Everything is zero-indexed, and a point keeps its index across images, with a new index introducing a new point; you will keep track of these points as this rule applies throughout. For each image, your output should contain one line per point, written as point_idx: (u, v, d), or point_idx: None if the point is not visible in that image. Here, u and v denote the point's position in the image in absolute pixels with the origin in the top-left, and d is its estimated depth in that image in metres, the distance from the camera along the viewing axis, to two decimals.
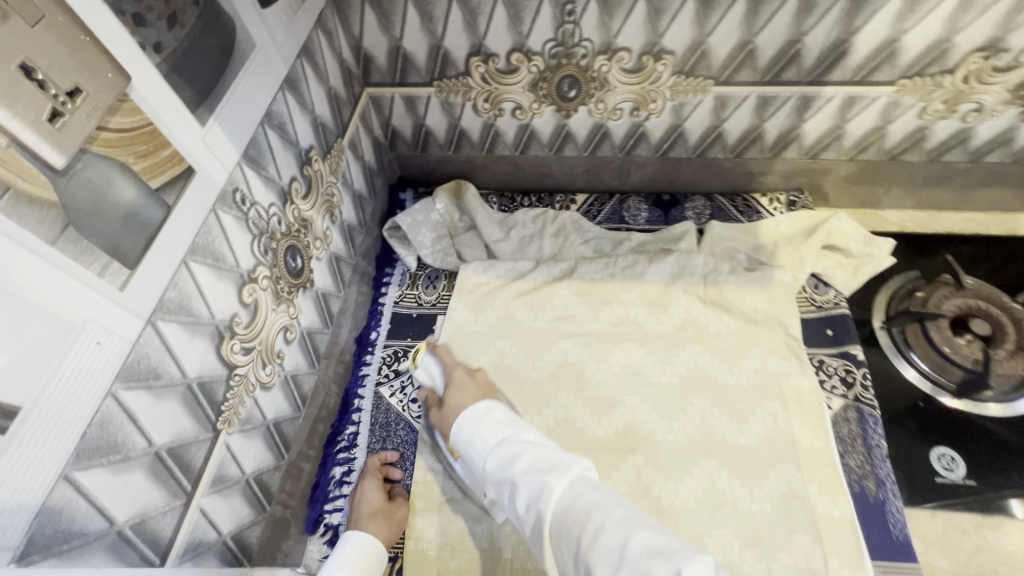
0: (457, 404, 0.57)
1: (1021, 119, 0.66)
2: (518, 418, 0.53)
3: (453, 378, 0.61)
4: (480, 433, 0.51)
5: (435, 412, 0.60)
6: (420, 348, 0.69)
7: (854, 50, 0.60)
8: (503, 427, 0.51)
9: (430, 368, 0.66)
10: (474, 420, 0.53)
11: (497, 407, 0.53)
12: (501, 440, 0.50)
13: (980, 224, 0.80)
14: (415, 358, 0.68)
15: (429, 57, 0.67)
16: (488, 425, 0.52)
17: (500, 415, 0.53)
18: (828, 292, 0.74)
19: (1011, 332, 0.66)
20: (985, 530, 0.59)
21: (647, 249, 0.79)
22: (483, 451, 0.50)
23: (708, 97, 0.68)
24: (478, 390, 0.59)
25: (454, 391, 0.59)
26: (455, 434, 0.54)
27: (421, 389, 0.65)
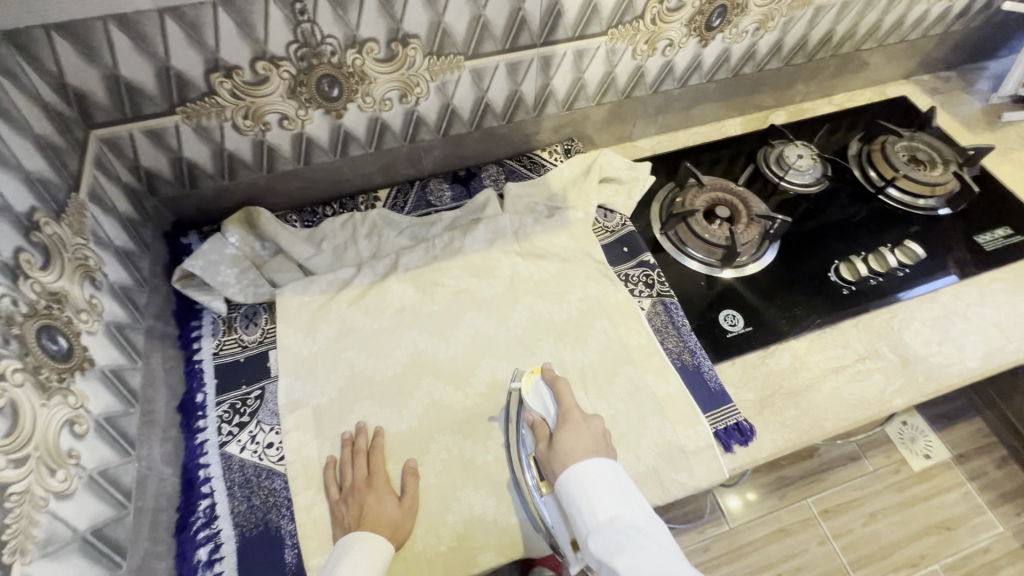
0: (569, 451, 0.57)
1: (700, 47, 0.83)
2: (634, 492, 0.55)
3: (569, 418, 0.61)
4: (594, 499, 0.53)
5: (543, 449, 0.60)
6: (536, 374, 0.66)
7: (566, 10, 0.70)
8: (620, 500, 0.53)
9: (544, 397, 0.64)
10: (585, 481, 0.55)
11: (613, 471, 0.55)
12: (614, 519, 0.52)
13: (704, 134, 1.00)
14: (528, 382, 0.66)
15: (159, 82, 0.60)
16: (602, 494, 0.54)
17: (611, 483, 0.54)
18: (613, 218, 0.85)
19: (743, 209, 0.84)
20: (768, 359, 0.75)
21: (459, 224, 0.83)
22: (591, 521, 0.52)
23: (465, 72, 0.73)
24: (594, 438, 0.59)
25: (569, 430, 0.59)
26: (564, 482, 0.56)
27: (527, 415, 0.63)
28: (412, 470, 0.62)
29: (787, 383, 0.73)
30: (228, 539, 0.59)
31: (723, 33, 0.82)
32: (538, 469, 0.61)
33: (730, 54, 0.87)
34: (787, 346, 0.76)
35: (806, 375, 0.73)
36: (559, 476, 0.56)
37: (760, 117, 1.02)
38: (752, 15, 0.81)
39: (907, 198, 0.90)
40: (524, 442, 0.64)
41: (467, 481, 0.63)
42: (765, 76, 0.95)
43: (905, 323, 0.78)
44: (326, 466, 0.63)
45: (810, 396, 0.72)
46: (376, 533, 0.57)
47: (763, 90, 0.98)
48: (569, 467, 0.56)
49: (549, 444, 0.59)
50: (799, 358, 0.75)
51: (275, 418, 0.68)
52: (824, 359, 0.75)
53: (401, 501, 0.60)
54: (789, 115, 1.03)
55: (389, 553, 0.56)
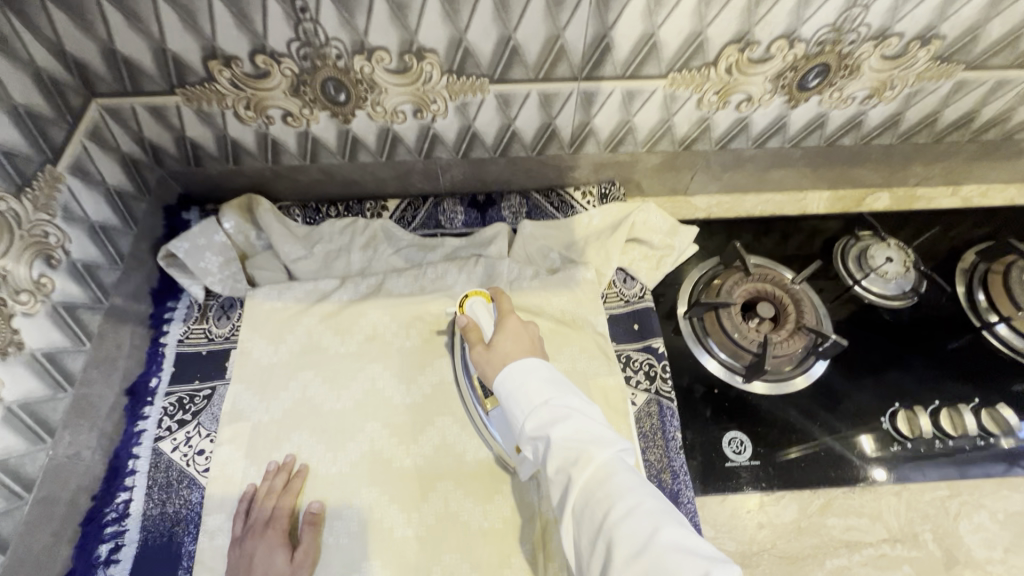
0: (506, 354, 0.54)
1: (788, 107, 0.68)
2: (564, 378, 0.51)
3: (505, 326, 0.58)
4: (528, 389, 0.50)
5: (478, 351, 0.57)
6: (473, 295, 0.64)
7: (616, 45, 0.58)
8: (550, 385, 0.50)
9: (480, 314, 0.62)
10: (518, 375, 0.51)
11: (546, 365, 0.52)
12: (549, 401, 0.48)
13: (777, 204, 0.84)
14: (465, 302, 0.64)
15: (156, 62, 0.57)
16: (535, 382, 0.50)
17: (543, 373, 0.51)
18: (633, 285, 0.74)
19: (792, 311, 0.69)
20: (768, 507, 0.61)
21: (459, 255, 0.76)
22: (526, 407, 0.49)
23: (489, 95, 0.64)
24: (529, 339, 0.56)
25: (504, 336, 0.56)
26: (501, 383, 0.51)
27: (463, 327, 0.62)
28: (312, 519, 0.58)
29: (782, 545, 0.59)
30: (130, 543, 0.58)
31: (822, 95, 0.66)
32: (479, 387, 0.64)
33: (828, 120, 0.70)
34: (798, 498, 0.62)
35: (811, 541, 0.59)
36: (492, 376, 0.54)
37: (855, 197, 0.84)
38: (864, 81, 0.64)
39: (1018, 341, 0.70)
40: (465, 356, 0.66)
41: (376, 554, 0.58)
42: (872, 152, 0.77)
43: (965, 511, 0.61)
44: (240, 500, 0.59)
45: (808, 570, 0.58)
46: None
47: (865, 166, 0.80)
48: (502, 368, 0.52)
49: (486, 347, 0.57)
50: (809, 516, 0.61)
51: (215, 424, 0.65)
52: (841, 526, 0.60)
53: (293, 555, 0.56)
54: (893, 201, 0.83)
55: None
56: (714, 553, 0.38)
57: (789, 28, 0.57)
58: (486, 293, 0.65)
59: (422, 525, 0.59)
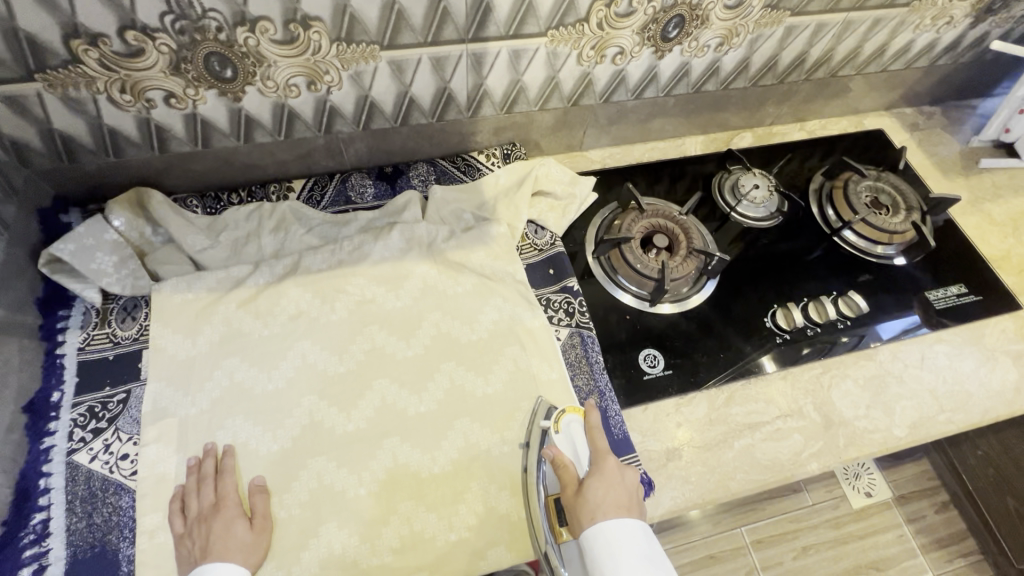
0: (598, 504, 0.54)
1: (656, 58, 0.76)
2: (661, 556, 0.51)
3: (603, 470, 0.57)
4: (622, 568, 0.49)
5: (569, 494, 0.56)
6: (571, 414, 0.63)
7: (496, 6, 0.62)
8: (648, 567, 0.49)
9: (575, 439, 0.62)
10: (614, 546, 0.51)
11: (645, 542, 0.51)
12: None
13: (662, 151, 0.93)
14: (559, 421, 0.63)
15: (8, 44, 0.53)
16: (630, 560, 0.50)
17: (640, 550, 0.51)
18: (544, 235, 0.79)
19: (683, 238, 0.78)
20: (683, 408, 0.70)
21: (375, 226, 0.77)
22: None
23: (382, 63, 0.65)
24: (628, 494, 0.55)
25: (600, 482, 0.56)
26: (590, 536, 0.52)
27: (550, 450, 0.60)
28: (260, 488, 0.59)
29: (698, 436, 0.68)
30: (57, 560, 0.54)
31: (682, 45, 0.75)
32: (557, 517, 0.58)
33: (690, 68, 0.80)
34: (707, 395, 0.71)
35: (720, 429, 0.69)
36: (582, 527, 0.53)
37: (725, 138, 0.96)
38: (713, 29, 0.74)
39: (864, 244, 0.84)
40: (547, 469, 0.62)
41: (330, 517, 0.59)
42: (732, 95, 0.88)
43: (835, 381, 0.73)
44: (174, 497, 0.58)
45: (720, 452, 0.67)
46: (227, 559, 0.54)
47: (728, 109, 0.91)
48: (596, 523, 0.52)
49: (576, 490, 0.56)
50: (717, 409, 0.70)
51: (136, 426, 0.62)
52: (743, 412, 0.70)
53: (253, 521, 0.57)
54: (755, 139, 0.96)
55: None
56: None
57: None
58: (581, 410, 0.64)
59: (373, 484, 0.61)
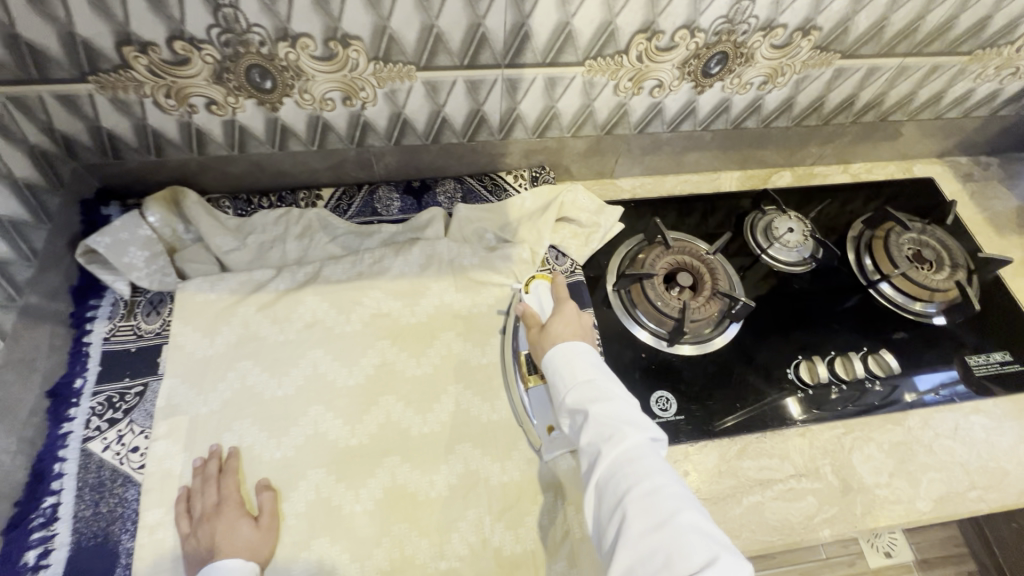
0: (557, 335, 0.62)
1: (695, 92, 0.74)
2: (605, 365, 0.60)
3: (562, 309, 0.65)
4: (574, 366, 0.58)
5: (534, 333, 0.65)
6: (539, 278, 0.72)
7: (535, 34, 0.62)
8: (595, 368, 0.58)
9: (542, 298, 0.70)
10: (567, 355, 0.59)
11: (591, 351, 0.60)
12: (593, 382, 0.57)
13: (694, 184, 0.91)
14: (528, 284, 0.71)
15: (65, 48, 0.55)
16: (580, 361, 0.59)
17: (589, 357, 0.59)
18: (565, 262, 0.78)
19: (708, 279, 0.76)
20: (692, 456, 0.67)
21: (397, 240, 0.77)
22: (571, 381, 0.57)
23: (417, 83, 0.66)
24: (581, 327, 0.64)
25: (560, 319, 0.64)
26: (550, 357, 0.60)
27: (521, 305, 0.68)
28: (266, 490, 0.60)
29: (705, 488, 0.65)
30: (61, 546, 0.56)
31: (723, 81, 0.73)
32: (526, 364, 0.69)
33: (731, 105, 0.78)
34: (718, 445, 0.68)
35: (729, 482, 0.66)
36: (546, 354, 0.62)
37: (762, 176, 0.93)
38: (758, 68, 0.71)
39: (901, 299, 0.80)
40: (520, 329, 0.71)
41: (326, 532, 0.59)
42: (773, 133, 0.85)
43: (857, 444, 0.69)
44: (178, 497, 0.59)
45: (727, 508, 0.64)
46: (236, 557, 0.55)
47: (767, 147, 0.89)
48: (554, 346, 0.61)
49: (540, 328, 0.64)
50: (727, 461, 0.67)
51: (149, 420, 0.64)
52: (755, 467, 0.67)
53: (260, 521, 0.58)
54: (794, 179, 0.93)
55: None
56: (723, 538, 0.46)
57: (689, 19, 0.63)
58: (548, 278, 0.73)
59: (369, 502, 0.61)
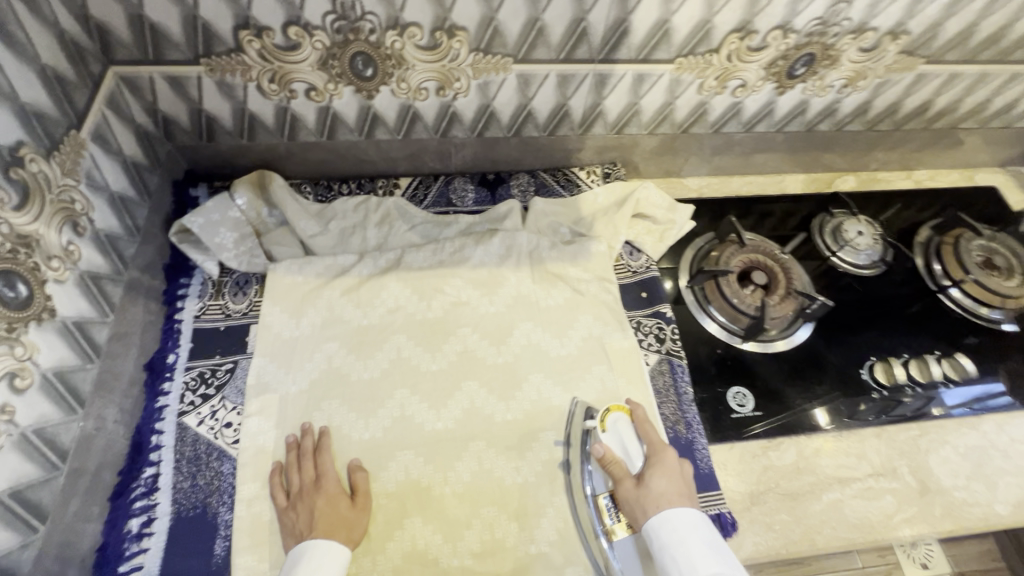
0: (661, 495, 0.55)
1: (776, 93, 0.75)
2: (724, 546, 0.52)
3: (660, 462, 0.57)
4: (691, 552, 0.50)
5: (629, 489, 0.56)
6: (614, 411, 0.61)
7: (633, 30, 0.63)
8: (714, 555, 0.50)
9: (624, 437, 0.60)
10: (679, 532, 0.52)
11: (704, 525, 0.52)
12: (715, 573, 0.49)
13: (759, 185, 0.92)
14: (605, 419, 0.61)
15: (185, 29, 0.57)
16: (697, 546, 0.50)
17: (705, 537, 0.51)
18: (640, 258, 0.79)
19: (782, 279, 0.76)
20: (770, 452, 0.68)
21: (474, 230, 0.78)
22: (690, 574, 0.49)
23: (511, 75, 0.67)
24: (683, 484, 0.56)
25: (660, 477, 0.56)
26: (658, 530, 0.52)
27: (601, 449, 0.58)
28: (360, 471, 0.60)
29: (785, 484, 0.66)
30: (163, 516, 0.57)
31: (805, 83, 0.74)
32: (608, 513, 0.58)
33: (808, 107, 0.78)
34: (796, 442, 0.69)
35: (809, 479, 0.66)
36: (649, 522, 0.53)
37: (826, 180, 0.93)
38: (841, 71, 0.72)
39: (969, 303, 0.80)
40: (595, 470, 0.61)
41: (418, 513, 0.60)
42: (843, 137, 0.86)
43: (934, 446, 0.70)
44: (273, 470, 0.60)
45: (807, 504, 0.64)
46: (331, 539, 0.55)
47: (835, 151, 0.89)
48: (661, 516, 0.53)
49: (636, 485, 0.56)
50: (805, 458, 0.68)
51: (240, 397, 0.65)
52: (833, 465, 0.68)
53: (354, 500, 0.58)
54: (858, 184, 0.93)
55: (348, 558, 0.55)
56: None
57: (785, 19, 0.64)
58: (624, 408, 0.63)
59: (457, 485, 0.62)
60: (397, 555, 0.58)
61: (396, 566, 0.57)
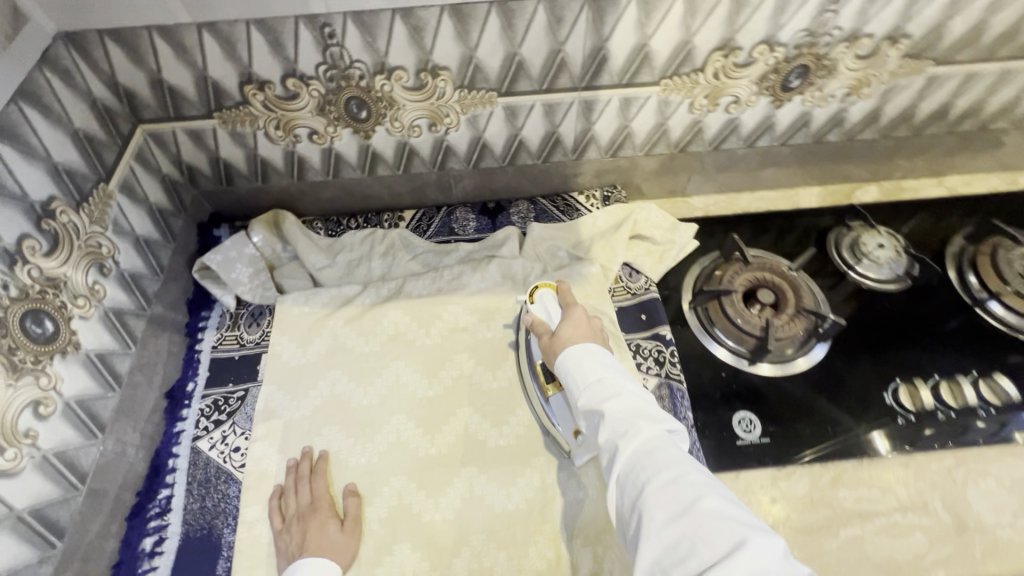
0: (568, 338, 0.57)
1: (774, 107, 0.73)
2: (624, 368, 0.53)
3: (572, 315, 0.60)
4: (585, 366, 0.52)
5: (545, 340, 0.60)
6: (543, 287, 0.66)
7: (612, 56, 0.64)
8: (608, 367, 0.52)
9: (548, 305, 0.64)
10: (580, 359, 0.53)
11: (603, 351, 0.54)
12: (604, 378, 0.51)
13: (771, 201, 0.89)
14: (533, 294, 0.66)
15: (198, 89, 0.63)
16: (591, 361, 0.52)
17: (605, 360, 0.53)
18: (639, 279, 0.78)
19: (791, 297, 0.73)
20: (781, 482, 0.64)
21: (473, 258, 0.80)
22: (583, 382, 0.51)
23: (497, 107, 0.69)
24: (592, 330, 0.58)
25: (569, 324, 0.59)
26: (561, 363, 0.55)
27: (527, 318, 0.63)
28: (352, 494, 0.62)
29: (797, 517, 0.61)
30: (173, 535, 0.61)
31: (804, 95, 0.72)
32: (543, 374, 0.66)
33: (811, 118, 0.76)
34: (811, 472, 0.64)
35: (824, 513, 0.61)
36: (555, 361, 0.56)
37: (846, 192, 0.89)
38: (841, 79, 0.70)
39: (1016, 320, 0.73)
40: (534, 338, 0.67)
41: (408, 539, 0.60)
42: (857, 146, 0.82)
43: (973, 477, 0.63)
44: (272, 493, 0.63)
45: (823, 540, 0.60)
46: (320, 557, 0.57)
47: (852, 161, 0.85)
48: (563, 351, 0.56)
49: (550, 335, 0.60)
50: (821, 489, 0.63)
51: (249, 423, 0.68)
52: (853, 497, 0.62)
53: (345, 524, 0.60)
54: (882, 194, 0.88)
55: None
56: (759, 527, 0.38)
57: (768, 34, 0.63)
58: (553, 287, 0.68)
59: (448, 511, 0.62)
60: None
61: None
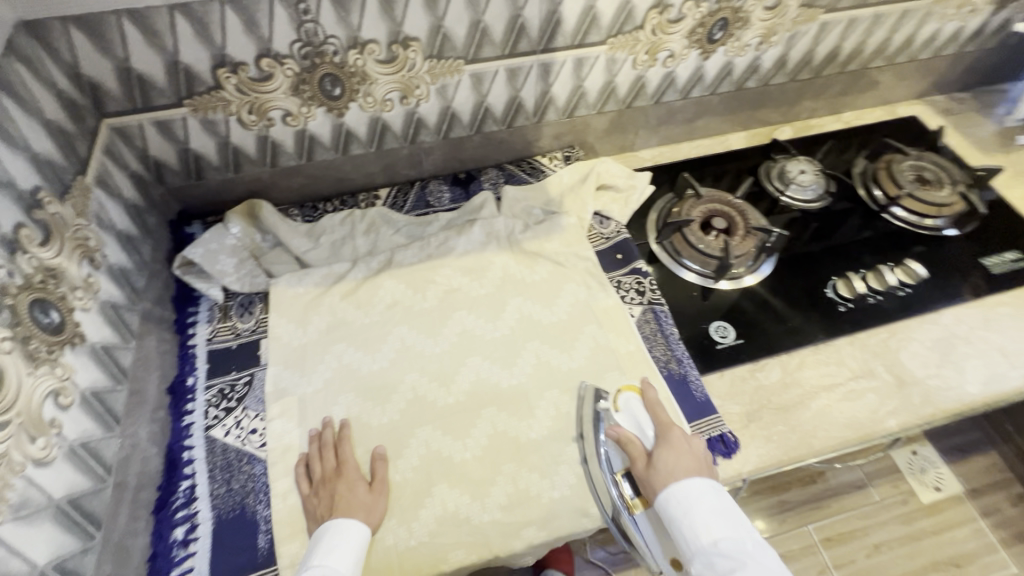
0: (668, 475, 0.59)
1: (702, 59, 0.84)
2: (735, 509, 0.56)
3: (669, 439, 0.62)
4: (700, 523, 0.55)
5: (641, 468, 0.61)
6: (625, 391, 0.68)
7: (565, 19, 0.71)
8: (719, 520, 0.55)
9: (637, 416, 0.66)
10: (688, 500, 0.57)
11: (717, 496, 0.57)
12: (719, 540, 0.54)
13: (707, 147, 1.00)
14: (619, 399, 0.67)
15: (168, 75, 0.63)
16: (704, 520, 0.55)
17: (713, 506, 0.56)
18: (609, 225, 0.86)
19: (740, 221, 0.84)
20: (758, 374, 0.74)
21: (455, 224, 0.84)
22: (696, 545, 0.55)
23: (464, 76, 0.74)
24: (695, 461, 0.60)
25: (670, 453, 0.61)
26: (665, 504, 0.58)
27: (615, 429, 0.64)
28: (380, 457, 0.64)
29: (775, 399, 0.71)
30: (204, 521, 0.60)
31: (725, 46, 0.83)
32: (629, 485, 0.64)
33: (733, 67, 0.87)
34: (780, 362, 0.74)
35: (796, 392, 0.72)
36: (659, 496, 0.59)
37: (766, 133, 1.02)
38: (754, 29, 0.82)
39: (913, 218, 0.88)
40: (609, 448, 0.66)
41: (443, 479, 0.64)
42: (771, 91, 0.95)
43: (903, 344, 0.76)
44: (298, 463, 0.64)
45: (798, 413, 0.70)
46: (350, 517, 0.58)
47: (768, 106, 0.98)
48: (670, 487, 0.58)
49: (647, 464, 0.61)
50: (790, 374, 0.74)
51: (261, 405, 0.69)
52: (816, 375, 0.73)
53: (373, 484, 0.62)
54: (795, 132, 1.02)
55: (367, 536, 0.58)
56: None
57: None
58: (635, 388, 0.69)
59: (476, 449, 0.66)
60: (431, 520, 0.61)
61: (432, 530, 0.61)
